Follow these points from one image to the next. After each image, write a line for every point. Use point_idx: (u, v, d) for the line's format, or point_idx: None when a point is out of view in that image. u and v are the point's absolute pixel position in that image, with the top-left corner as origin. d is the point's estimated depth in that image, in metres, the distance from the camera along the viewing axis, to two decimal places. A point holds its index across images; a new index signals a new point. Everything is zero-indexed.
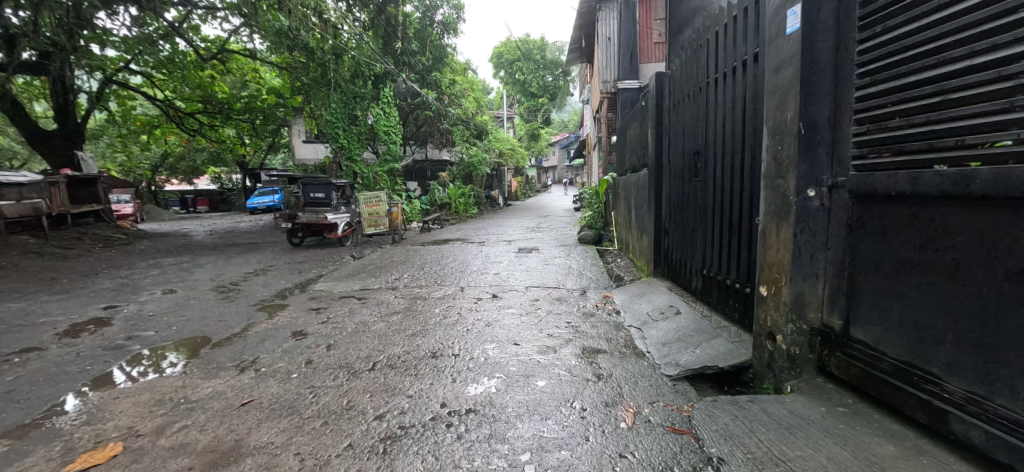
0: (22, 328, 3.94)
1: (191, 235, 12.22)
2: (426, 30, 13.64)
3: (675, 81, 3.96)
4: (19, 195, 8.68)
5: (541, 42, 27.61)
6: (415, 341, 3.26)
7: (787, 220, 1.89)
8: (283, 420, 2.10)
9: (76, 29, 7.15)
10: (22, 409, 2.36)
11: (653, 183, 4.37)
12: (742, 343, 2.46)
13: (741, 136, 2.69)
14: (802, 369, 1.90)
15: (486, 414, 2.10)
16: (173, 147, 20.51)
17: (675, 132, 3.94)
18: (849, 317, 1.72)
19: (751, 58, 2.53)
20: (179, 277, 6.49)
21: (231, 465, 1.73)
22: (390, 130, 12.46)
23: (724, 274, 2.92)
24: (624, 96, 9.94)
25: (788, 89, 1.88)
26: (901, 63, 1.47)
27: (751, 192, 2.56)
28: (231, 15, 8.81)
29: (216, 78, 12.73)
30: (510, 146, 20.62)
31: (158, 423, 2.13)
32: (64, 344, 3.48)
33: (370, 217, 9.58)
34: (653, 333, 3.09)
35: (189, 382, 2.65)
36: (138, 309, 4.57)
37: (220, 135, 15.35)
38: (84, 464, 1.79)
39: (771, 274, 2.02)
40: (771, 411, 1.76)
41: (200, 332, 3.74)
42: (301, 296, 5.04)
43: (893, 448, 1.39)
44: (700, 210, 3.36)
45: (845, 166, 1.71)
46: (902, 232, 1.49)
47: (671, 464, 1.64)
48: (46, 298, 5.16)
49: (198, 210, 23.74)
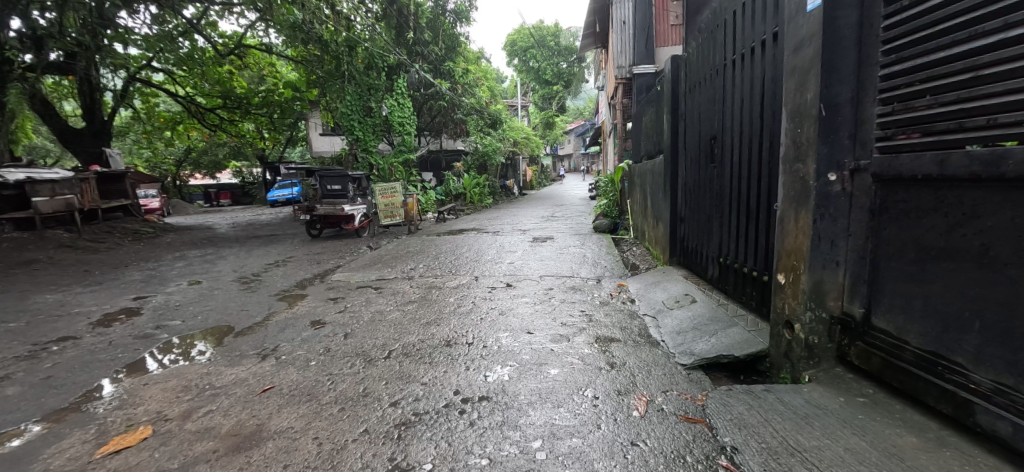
0: (59, 317, 4.17)
1: (214, 228, 12.62)
2: (438, 19, 13.46)
3: (691, 64, 3.83)
4: (53, 191, 9.02)
5: (555, 28, 27.20)
6: (430, 329, 3.31)
7: (806, 206, 1.82)
8: (303, 405, 2.18)
9: (99, 29, 7.37)
10: (59, 394, 2.50)
11: (669, 169, 4.27)
12: (759, 332, 2.42)
13: (759, 119, 2.59)
14: (820, 359, 1.84)
15: (498, 401, 2.12)
16: (196, 142, 21.27)
17: (691, 117, 3.83)
18: (871, 305, 1.66)
19: (770, 38, 2.43)
20: (203, 268, 6.72)
21: (253, 448, 1.81)
22: (404, 121, 12.46)
23: (741, 262, 2.85)
24: (640, 81, 9.68)
25: (809, 70, 1.79)
26: (929, 38, 1.39)
27: (770, 176, 2.48)
28: (249, 10, 8.94)
29: (234, 74, 12.93)
30: (524, 134, 20.44)
31: (185, 407, 2.23)
32: (97, 333, 3.65)
33: (387, 208, 9.89)
34: (668, 322, 3.05)
35: (213, 369, 2.75)
36: (166, 300, 4.76)
37: (240, 129, 15.53)
38: (116, 447, 1.89)
39: (790, 262, 1.95)
40: (786, 401, 1.73)
41: (224, 321, 3.88)
42: (320, 286, 5.16)
43: (914, 439, 1.35)
44: (716, 196, 3.28)
45: (869, 149, 1.63)
46: (927, 216, 1.43)
47: (684, 453, 1.64)
48: (80, 289, 5.42)
49: (221, 203, 24.13)
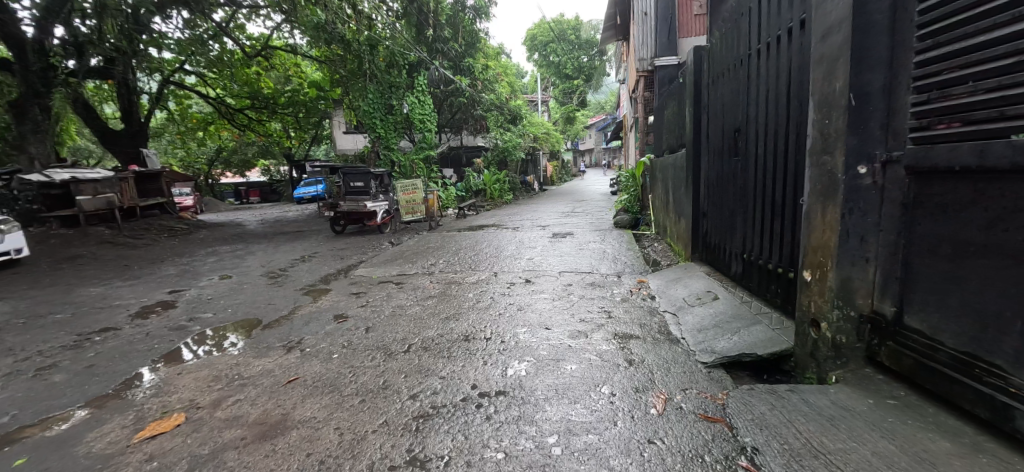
0: (101, 309, 4.43)
1: (244, 225, 13.10)
2: (458, 16, 13.52)
3: (714, 54, 3.72)
4: (95, 190, 9.53)
5: (575, 21, 26.95)
6: (449, 324, 3.36)
7: (834, 200, 1.76)
8: (325, 396, 2.25)
9: (135, 34, 7.70)
10: (102, 381, 2.66)
11: (692, 163, 4.18)
12: (784, 330, 2.35)
13: (784, 110, 2.50)
14: (848, 359, 1.78)
15: (515, 396, 2.13)
16: (226, 142, 22.11)
17: (714, 109, 3.72)
18: (903, 303, 1.58)
19: (797, 25, 2.33)
20: (233, 263, 7.00)
21: (279, 437, 1.88)
22: (424, 118, 12.51)
23: (765, 258, 2.77)
24: (662, 74, 9.46)
25: (836, 58, 1.72)
26: (968, 20, 1.30)
27: (796, 170, 2.38)
28: (274, 13, 9.19)
29: (261, 75, 13.36)
30: (544, 130, 20.31)
31: (216, 396, 2.34)
32: (135, 325, 3.86)
33: (408, 204, 10.06)
34: (688, 319, 2.99)
35: (243, 359, 2.87)
36: (199, 294, 4.98)
37: (268, 128, 16.03)
38: (152, 432, 2.00)
39: (816, 258, 1.88)
40: (811, 401, 1.68)
41: (252, 314, 4.03)
42: (343, 281, 5.29)
43: (947, 444, 1.29)
44: (740, 191, 3.19)
45: (902, 139, 1.55)
46: (965, 210, 1.35)
47: (702, 452, 1.61)
48: (121, 283, 5.74)
49: (250, 201, 25.03)
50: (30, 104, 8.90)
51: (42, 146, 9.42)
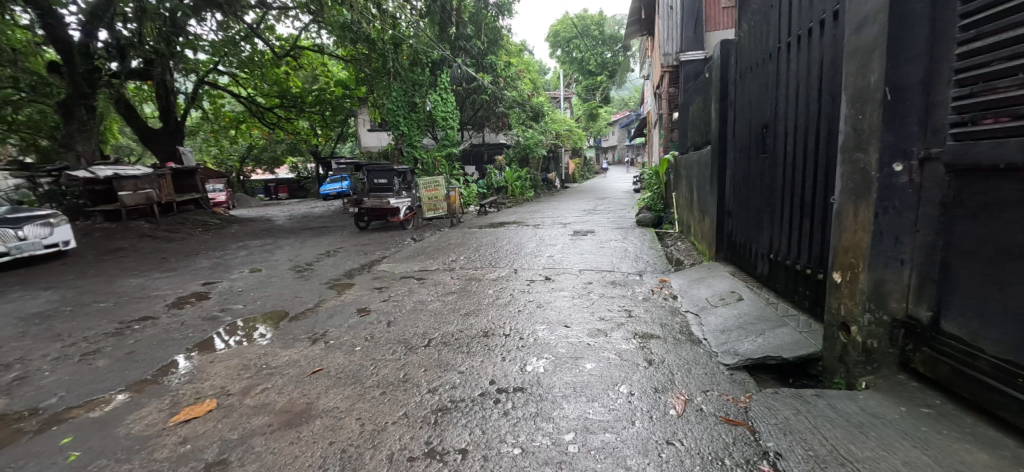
0: (140, 299, 4.68)
1: (273, 220, 13.55)
2: (481, 13, 13.56)
3: (742, 48, 3.61)
4: (136, 186, 10.05)
5: (599, 16, 26.59)
6: (469, 320, 3.39)
7: (867, 199, 1.69)
8: (348, 387, 2.32)
9: (172, 37, 8.04)
10: (141, 367, 2.82)
11: (717, 161, 4.08)
12: (812, 334, 2.27)
13: (815, 106, 2.41)
14: (880, 365, 1.71)
15: (533, 393, 2.14)
16: (257, 140, 22.90)
17: (741, 105, 3.61)
18: (940, 308, 1.51)
19: (830, 17, 2.24)
20: (262, 257, 7.26)
21: (304, 424, 1.96)
22: (447, 116, 12.57)
23: (793, 259, 2.68)
24: (688, 69, 9.25)
25: (872, 51, 1.65)
26: (1014, 9, 1.22)
27: (827, 168, 2.29)
28: (302, 13, 9.43)
29: (290, 74, 13.76)
30: (567, 126, 20.12)
31: (245, 384, 2.44)
32: (171, 314, 4.07)
33: (430, 201, 10.16)
34: (711, 320, 2.93)
35: (270, 350, 2.98)
36: (230, 286, 5.20)
37: (296, 126, 16.50)
38: (186, 416, 2.11)
39: (847, 259, 1.81)
40: (838, 408, 1.63)
41: (279, 307, 4.19)
42: (366, 276, 5.42)
43: (985, 456, 1.22)
44: (767, 189, 3.09)
45: (941, 135, 1.47)
46: (1009, 211, 1.28)
47: (723, 456, 1.58)
48: (159, 275, 6.05)
49: (279, 197, 25.86)
50: (76, 105, 9.43)
51: (87, 144, 9.98)
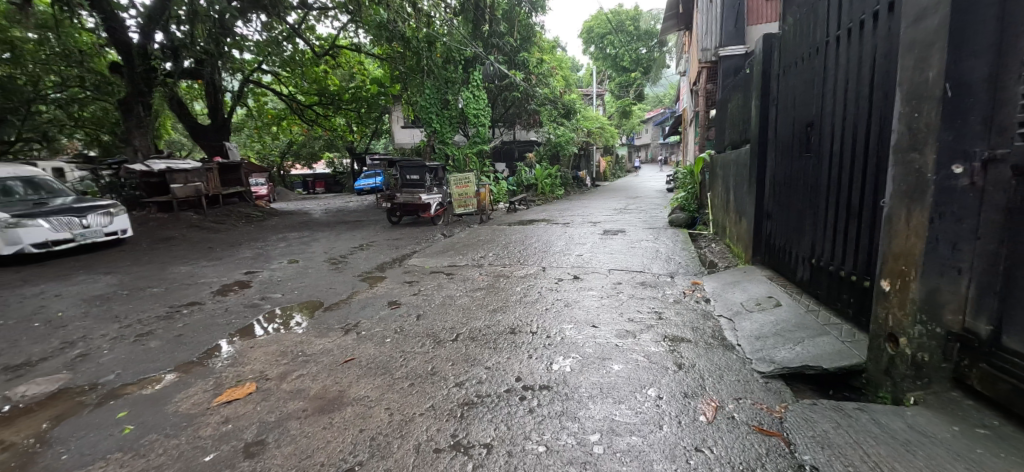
0: (188, 286, 5.01)
1: (310, 213, 14.11)
2: (514, 10, 13.56)
3: (787, 42, 3.44)
4: (186, 180, 10.74)
5: (635, 11, 26.00)
6: (496, 316, 3.42)
7: (921, 203, 1.58)
8: (378, 377, 2.40)
9: (221, 38, 8.49)
10: (189, 349, 3.03)
11: (756, 160, 3.91)
12: (856, 344, 2.15)
13: (866, 102, 2.26)
14: (932, 380, 1.60)
15: (558, 392, 2.15)
16: (297, 136, 23.89)
17: (784, 101, 3.44)
18: (1002, 322, 1.40)
19: (885, 8, 2.10)
20: (300, 249, 7.60)
21: (336, 411, 2.05)
22: (479, 113, 12.66)
23: (837, 265, 2.54)
24: (727, 64, 8.90)
25: (931, 44, 1.54)
26: None
27: (878, 169, 2.16)
28: (341, 13, 9.74)
29: (329, 72, 14.26)
30: (599, 124, 19.82)
31: (282, 370, 2.57)
32: (216, 301, 4.33)
33: (460, 197, 10.27)
34: (746, 326, 2.83)
35: (306, 338, 3.13)
36: (270, 276, 5.47)
37: (333, 123, 17.09)
38: (227, 398, 2.25)
39: (897, 266, 1.70)
40: (883, 424, 1.54)
41: (315, 297, 4.38)
42: (398, 269, 5.56)
43: None
44: (810, 190, 2.94)
45: (1008, 135, 1.35)
46: None
47: (755, 466, 1.53)
48: (206, 263, 6.45)
49: (317, 191, 26.90)
50: (135, 103, 10.17)
51: (144, 139, 10.74)
